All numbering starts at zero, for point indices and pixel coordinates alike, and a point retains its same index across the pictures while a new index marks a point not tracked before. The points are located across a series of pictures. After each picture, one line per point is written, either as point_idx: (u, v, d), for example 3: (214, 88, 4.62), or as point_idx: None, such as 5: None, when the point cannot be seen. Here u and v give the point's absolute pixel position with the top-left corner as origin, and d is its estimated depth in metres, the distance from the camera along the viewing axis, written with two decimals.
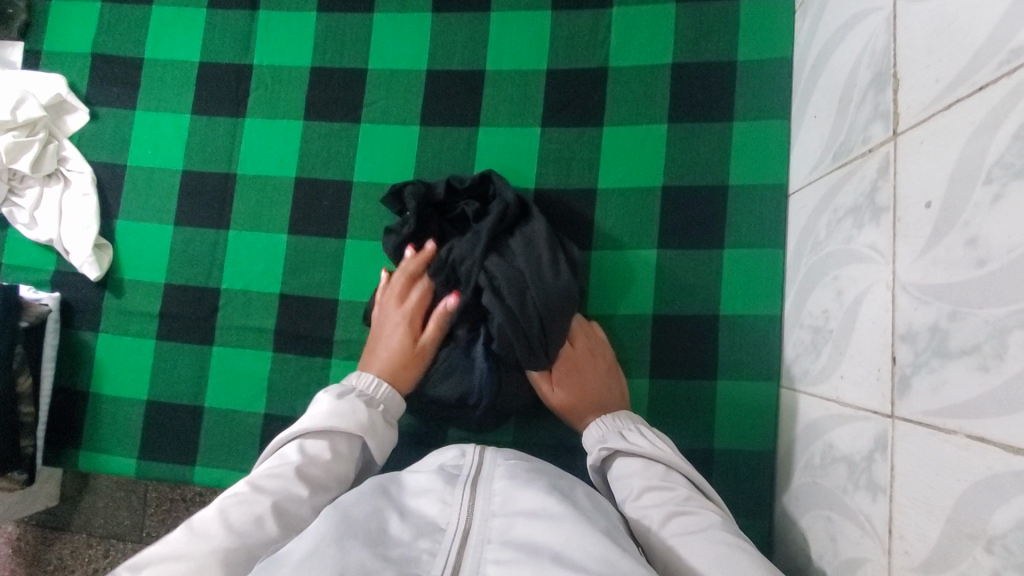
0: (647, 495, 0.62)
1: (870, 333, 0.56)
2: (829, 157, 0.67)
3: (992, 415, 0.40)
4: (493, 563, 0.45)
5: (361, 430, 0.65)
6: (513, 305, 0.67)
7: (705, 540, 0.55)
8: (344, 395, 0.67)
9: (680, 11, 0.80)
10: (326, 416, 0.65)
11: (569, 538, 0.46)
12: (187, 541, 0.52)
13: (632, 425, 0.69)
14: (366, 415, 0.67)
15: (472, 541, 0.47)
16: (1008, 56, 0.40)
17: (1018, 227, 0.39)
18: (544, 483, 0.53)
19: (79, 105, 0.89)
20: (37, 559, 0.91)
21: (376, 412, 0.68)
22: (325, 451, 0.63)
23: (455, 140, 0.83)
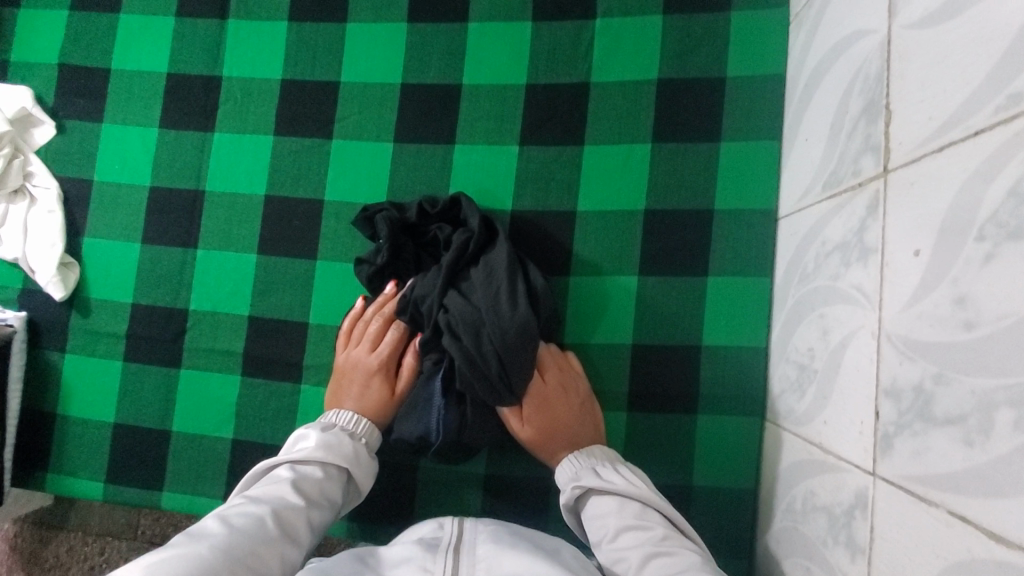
0: (625, 536, 0.59)
1: (853, 381, 0.53)
2: (819, 186, 0.63)
3: (975, 493, 0.37)
4: None
5: (348, 461, 0.66)
6: (468, 346, 0.65)
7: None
8: (331, 426, 0.68)
9: (667, 23, 0.76)
10: (314, 447, 0.65)
11: None
12: (184, 542, 0.51)
13: (607, 460, 0.66)
14: (353, 446, 0.68)
15: None
16: (1007, 101, 0.37)
17: (1010, 293, 0.35)
18: (526, 546, 0.54)
19: (45, 117, 0.86)
20: (35, 556, 0.91)
21: (360, 445, 0.69)
22: (310, 477, 0.63)
23: (430, 158, 0.80)
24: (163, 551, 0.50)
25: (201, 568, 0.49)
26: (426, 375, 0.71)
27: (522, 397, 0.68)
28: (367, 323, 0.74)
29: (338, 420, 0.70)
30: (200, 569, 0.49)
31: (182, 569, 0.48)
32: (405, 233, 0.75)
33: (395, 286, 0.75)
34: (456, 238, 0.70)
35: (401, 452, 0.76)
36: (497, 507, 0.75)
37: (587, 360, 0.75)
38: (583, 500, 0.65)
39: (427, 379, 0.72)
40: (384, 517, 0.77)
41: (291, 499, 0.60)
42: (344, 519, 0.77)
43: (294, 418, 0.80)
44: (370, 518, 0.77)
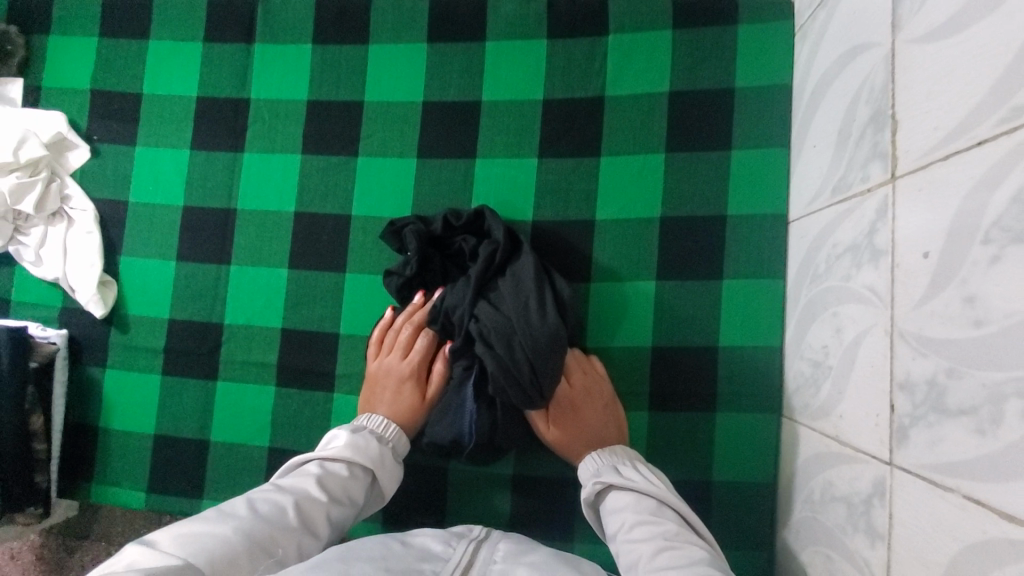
0: (637, 529, 0.62)
1: (868, 377, 0.56)
2: (828, 191, 0.66)
3: (988, 478, 0.40)
4: None
5: (373, 463, 0.69)
6: (501, 354, 0.68)
7: (689, 571, 0.54)
8: (361, 429, 0.71)
9: (677, 37, 0.80)
10: (342, 447, 0.69)
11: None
12: (215, 517, 0.57)
13: (628, 460, 0.69)
14: (378, 448, 0.70)
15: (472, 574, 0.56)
16: (1009, 113, 0.40)
17: (1018, 292, 0.38)
18: (543, 549, 0.61)
19: (79, 142, 0.89)
20: (59, 567, 0.92)
21: (386, 448, 0.71)
22: (335, 475, 0.66)
23: (452, 172, 0.83)
24: (195, 525, 0.56)
25: (225, 545, 0.54)
26: (458, 381, 0.74)
27: (549, 400, 0.71)
28: (398, 331, 0.78)
29: (367, 422, 0.73)
30: (223, 545, 0.54)
31: (206, 544, 0.53)
32: (433, 245, 0.78)
33: (423, 296, 0.79)
34: (482, 250, 0.73)
35: (432, 456, 0.80)
36: (526, 507, 0.78)
37: (609, 364, 0.79)
38: (603, 497, 0.68)
39: (457, 384, 0.75)
40: (417, 519, 0.80)
41: (315, 492, 0.63)
42: (379, 522, 0.80)
43: (327, 425, 0.84)
44: (403, 520, 0.80)
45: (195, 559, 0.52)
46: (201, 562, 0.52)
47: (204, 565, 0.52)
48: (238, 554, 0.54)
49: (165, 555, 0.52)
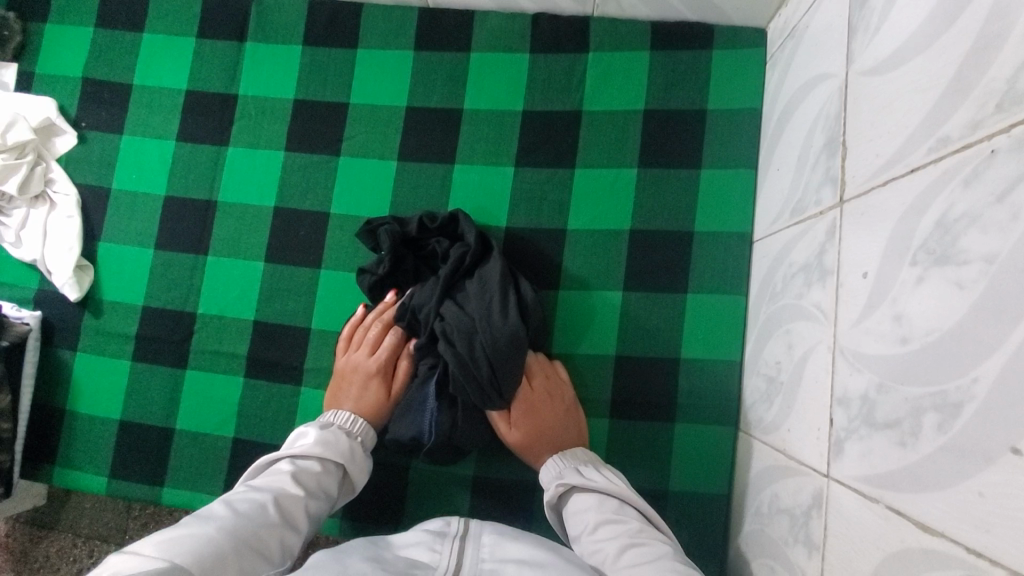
0: (603, 530, 0.63)
1: (812, 391, 0.58)
2: (787, 212, 0.68)
3: (908, 490, 0.42)
4: None
5: (344, 457, 0.70)
6: (462, 352, 0.69)
7: (657, 567, 0.56)
8: (330, 425, 0.73)
9: (654, 59, 0.83)
10: (312, 443, 0.69)
11: None
12: (193, 522, 0.56)
13: (589, 461, 0.70)
14: (349, 443, 0.72)
15: None
16: (937, 143, 0.42)
17: (938, 312, 0.40)
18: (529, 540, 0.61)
19: (67, 128, 0.91)
20: (24, 557, 0.94)
21: (356, 442, 0.73)
22: (309, 471, 0.67)
23: (431, 176, 0.85)
24: (175, 530, 0.54)
25: (210, 545, 0.53)
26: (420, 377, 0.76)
27: (510, 402, 0.72)
28: (367, 328, 0.79)
29: (335, 418, 0.74)
30: (208, 545, 0.53)
31: (193, 545, 0.52)
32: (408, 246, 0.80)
33: (394, 295, 0.80)
34: (453, 252, 0.75)
35: (394, 453, 0.80)
36: (484, 508, 0.79)
37: (573, 370, 0.80)
38: (565, 499, 0.69)
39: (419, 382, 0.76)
40: (376, 517, 0.80)
41: (293, 489, 0.64)
42: (338, 518, 0.81)
43: (293, 419, 0.84)
44: (363, 517, 0.80)
45: (181, 560, 0.50)
46: (189, 563, 0.50)
47: (192, 565, 0.50)
48: (225, 552, 0.53)
49: (147, 561, 0.50)
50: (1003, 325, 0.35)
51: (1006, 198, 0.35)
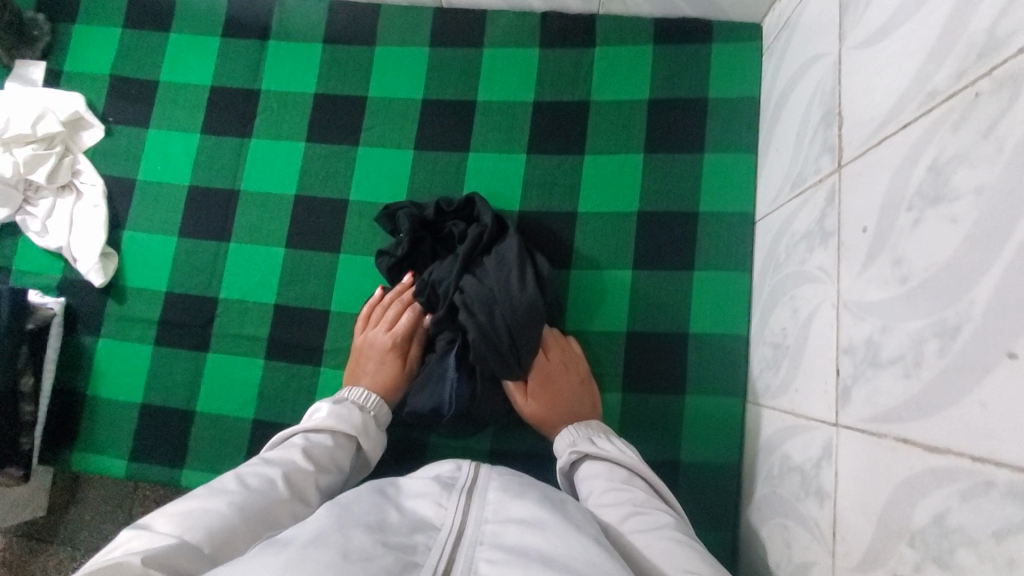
0: (608, 497, 0.64)
1: (819, 348, 0.61)
2: (788, 186, 0.72)
3: (913, 418, 0.44)
4: (486, 559, 0.54)
5: (356, 430, 0.72)
6: (481, 321, 0.72)
7: (654, 536, 0.57)
8: (343, 401, 0.74)
9: (656, 52, 0.88)
10: (324, 418, 0.71)
11: (555, 541, 0.55)
12: (206, 494, 0.57)
13: (603, 433, 0.72)
14: (359, 418, 0.73)
15: (466, 540, 0.57)
16: (926, 97, 0.46)
17: (935, 248, 0.44)
18: (533, 497, 0.63)
19: (95, 122, 0.95)
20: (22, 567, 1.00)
21: (369, 416, 0.75)
22: (322, 445, 0.69)
23: (446, 164, 0.90)
24: (189, 502, 0.56)
25: (222, 520, 0.54)
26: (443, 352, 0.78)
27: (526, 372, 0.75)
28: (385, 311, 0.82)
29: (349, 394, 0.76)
30: (221, 521, 0.54)
31: (206, 522, 0.54)
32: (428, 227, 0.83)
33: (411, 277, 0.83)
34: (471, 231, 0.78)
35: (412, 428, 0.83)
36: None
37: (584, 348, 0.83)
38: (577, 467, 0.71)
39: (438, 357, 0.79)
40: None
41: (306, 463, 0.65)
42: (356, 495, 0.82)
43: (312, 399, 0.86)
44: None
45: (193, 538, 0.52)
46: (201, 542, 0.52)
47: (203, 544, 0.52)
48: (236, 527, 0.55)
49: (160, 537, 0.51)
50: (994, 248, 0.38)
51: (992, 132, 0.38)
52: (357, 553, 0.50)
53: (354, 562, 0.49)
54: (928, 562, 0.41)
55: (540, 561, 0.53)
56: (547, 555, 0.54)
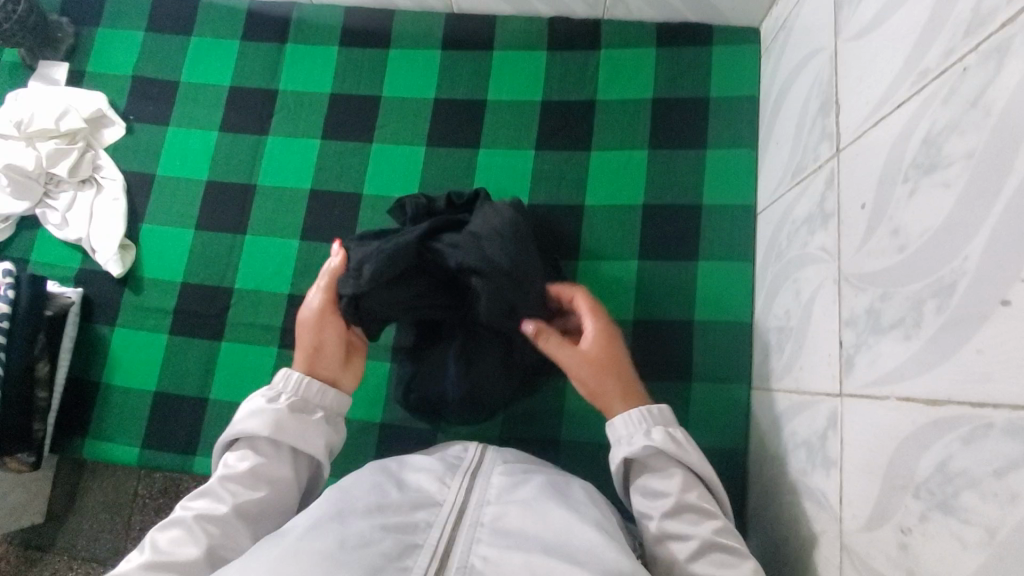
0: (682, 512, 0.60)
1: (822, 324, 0.63)
2: (789, 176, 0.75)
3: (914, 375, 0.46)
4: (485, 544, 0.56)
5: (268, 431, 0.65)
6: (476, 254, 0.71)
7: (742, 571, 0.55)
8: (260, 401, 0.67)
9: (659, 54, 0.92)
10: (233, 430, 0.66)
11: (554, 527, 0.57)
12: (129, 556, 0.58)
13: (662, 423, 0.64)
14: (271, 417, 0.65)
15: (467, 520, 0.59)
16: (918, 76, 0.49)
17: (930, 214, 0.46)
18: (537, 482, 0.65)
19: (116, 119, 0.98)
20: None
21: (283, 408, 0.67)
22: (241, 465, 0.64)
23: (458, 160, 0.93)
24: None
25: None
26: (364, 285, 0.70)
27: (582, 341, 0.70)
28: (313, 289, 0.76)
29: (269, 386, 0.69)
30: None
31: None
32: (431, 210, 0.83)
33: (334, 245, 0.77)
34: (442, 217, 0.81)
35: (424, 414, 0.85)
36: None
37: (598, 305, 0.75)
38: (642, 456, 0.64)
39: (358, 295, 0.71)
40: None
41: (223, 492, 0.62)
42: None
43: None
44: None
45: None
46: None
47: None
48: None
49: None
50: (985, 205, 0.40)
51: (980, 101, 0.41)
52: (354, 540, 0.53)
53: (350, 550, 0.52)
54: (934, 510, 0.43)
55: (541, 547, 0.55)
56: (548, 541, 0.56)
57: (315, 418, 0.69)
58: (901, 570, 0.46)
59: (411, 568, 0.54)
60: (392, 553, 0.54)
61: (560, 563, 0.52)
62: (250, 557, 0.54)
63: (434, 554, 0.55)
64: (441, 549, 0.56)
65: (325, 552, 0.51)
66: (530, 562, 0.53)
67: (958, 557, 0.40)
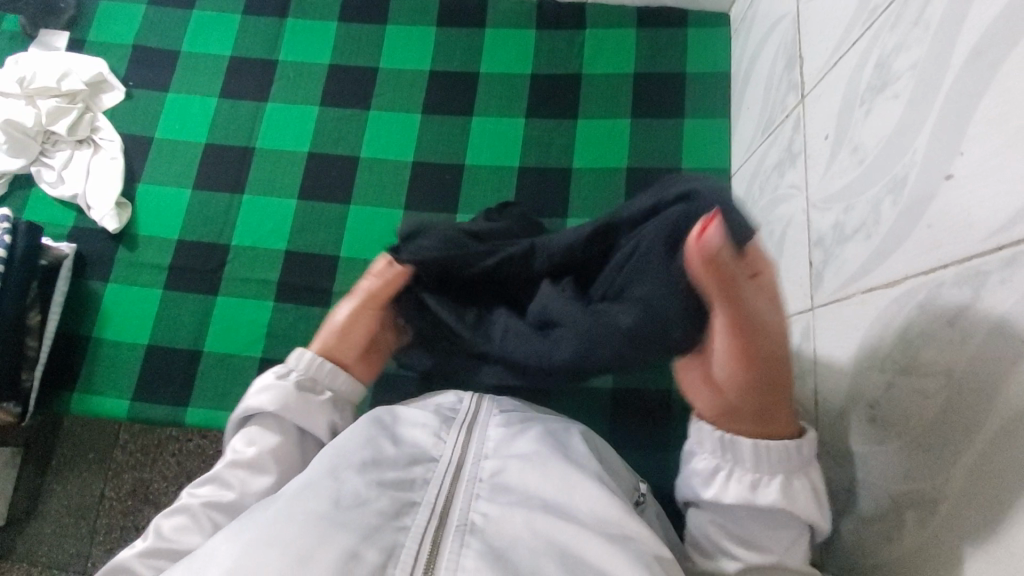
0: None
1: (794, 252, 0.68)
2: (760, 131, 0.82)
3: (876, 267, 0.52)
4: (485, 501, 0.56)
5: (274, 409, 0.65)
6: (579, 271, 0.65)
7: None
8: (270, 376, 0.66)
9: (639, 34, 1.00)
10: (245, 406, 0.66)
11: (558, 489, 0.56)
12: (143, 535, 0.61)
13: (801, 470, 0.53)
14: (277, 394, 0.65)
15: (464, 476, 0.58)
16: (870, 15, 0.57)
17: (882, 127, 0.53)
18: (536, 431, 0.63)
19: (117, 84, 1.00)
20: None
21: (289, 384, 0.66)
22: (248, 448, 0.64)
23: (452, 126, 0.98)
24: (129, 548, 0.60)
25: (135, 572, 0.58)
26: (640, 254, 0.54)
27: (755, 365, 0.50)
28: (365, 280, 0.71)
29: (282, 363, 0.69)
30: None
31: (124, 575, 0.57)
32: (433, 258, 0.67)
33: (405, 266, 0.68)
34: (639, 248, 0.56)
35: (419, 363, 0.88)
36: None
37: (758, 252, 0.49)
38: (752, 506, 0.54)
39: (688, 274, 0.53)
40: None
41: (229, 479, 0.63)
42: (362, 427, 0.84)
43: None
44: None
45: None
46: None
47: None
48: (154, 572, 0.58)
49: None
50: (927, 104, 0.47)
51: (921, 19, 0.49)
52: (349, 499, 0.53)
53: (346, 510, 0.52)
54: (899, 377, 0.48)
55: (542, 507, 0.55)
56: (551, 502, 0.56)
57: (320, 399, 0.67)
58: (871, 442, 0.51)
59: (408, 526, 0.53)
60: (389, 511, 0.53)
61: (562, 528, 0.53)
62: (242, 520, 0.52)
63: (432, 510, 0.54)
64: (440, 508, 0.55)
65: (321, 514, 0.51)
66: (532, 523, 0.53)
67: (923, 411, 0.45)
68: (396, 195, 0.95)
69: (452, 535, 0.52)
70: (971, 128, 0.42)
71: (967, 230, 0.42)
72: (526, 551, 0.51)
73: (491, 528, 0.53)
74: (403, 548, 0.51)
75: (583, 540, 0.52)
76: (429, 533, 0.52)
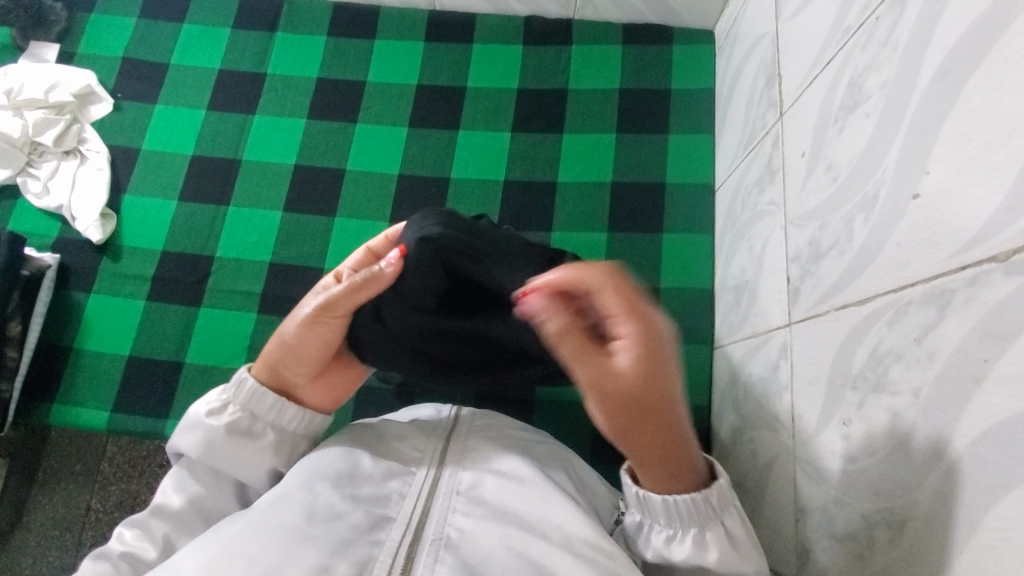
0: None
1: (772, 268, 0.69)
2: (742, 148, 0.82)
3: (848, 284, 0.52)
4: (460, 515, 0.55)
5: (203, 453, 0.61)
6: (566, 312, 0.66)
7: None
8: (202, 413, 0.62)
9: (625, 51, 1.01)
10: (176, 444, 0.63)
11: (534, 506, 0.55)
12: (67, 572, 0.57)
13: (713, 519, 0.52)
14: (207, 438, 0.61)
15: (441, 490, 0.57)
16: (843, 35, 0.57)
17: (854, 145, 0.53)
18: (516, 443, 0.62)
19: (105, 96, 1.01)
20: None
21: (219, 426, 0.61)
22: (178, 494, 0.61)
23: (438, 140, 0.98)
24: None
25: None
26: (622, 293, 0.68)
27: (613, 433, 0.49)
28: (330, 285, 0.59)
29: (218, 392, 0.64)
30: None
31: None
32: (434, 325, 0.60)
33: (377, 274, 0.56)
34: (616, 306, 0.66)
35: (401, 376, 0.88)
36: None
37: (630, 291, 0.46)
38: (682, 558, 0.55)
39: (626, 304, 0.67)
40: None
41: (153, 529, 0.59)
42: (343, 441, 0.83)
43: None
44: None
45: None
46: None
47: None
48: None
49: None
50: (896, 122, 0.48)
51: (890, 40, 0.49)
52: (324, 511, 0.52)
53: (317, 524, 0.51)
54: (868, 397, 0.48)
55: (518, 523, 0.54)
56: (527, 518, 0.55)
57: (257, 444, 0.61)
58: (843, 462, 0.50)
59: (383, 540, 0.53)
60: (363, 525, 0.53)
61: (537, 545, 0.52)
62: (215, 531, 0.52)
63: (407, 526, 0.54)
64: (415, 522, 0.54)
65: (294, 528, 0.50)
66: (507, 539, 0.53)
67: (892, 431, 0.44)
68: (382, 208, 0.95)
69: (426, 550, 0.52)
70: (936, 148, 0.43)
71: (933, 250, 0.42)
72: (500, 568, 0.51)
73: (467, 543, 0.53)
74: (377, 561, 0.51)
75: (557, 558, 0.51)
76: (403, 549, 0.52)
